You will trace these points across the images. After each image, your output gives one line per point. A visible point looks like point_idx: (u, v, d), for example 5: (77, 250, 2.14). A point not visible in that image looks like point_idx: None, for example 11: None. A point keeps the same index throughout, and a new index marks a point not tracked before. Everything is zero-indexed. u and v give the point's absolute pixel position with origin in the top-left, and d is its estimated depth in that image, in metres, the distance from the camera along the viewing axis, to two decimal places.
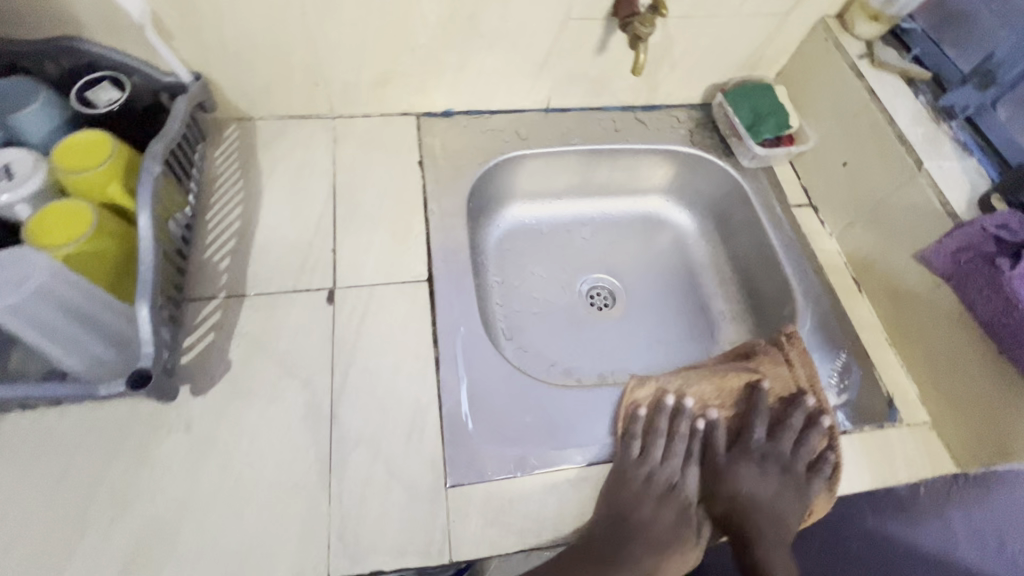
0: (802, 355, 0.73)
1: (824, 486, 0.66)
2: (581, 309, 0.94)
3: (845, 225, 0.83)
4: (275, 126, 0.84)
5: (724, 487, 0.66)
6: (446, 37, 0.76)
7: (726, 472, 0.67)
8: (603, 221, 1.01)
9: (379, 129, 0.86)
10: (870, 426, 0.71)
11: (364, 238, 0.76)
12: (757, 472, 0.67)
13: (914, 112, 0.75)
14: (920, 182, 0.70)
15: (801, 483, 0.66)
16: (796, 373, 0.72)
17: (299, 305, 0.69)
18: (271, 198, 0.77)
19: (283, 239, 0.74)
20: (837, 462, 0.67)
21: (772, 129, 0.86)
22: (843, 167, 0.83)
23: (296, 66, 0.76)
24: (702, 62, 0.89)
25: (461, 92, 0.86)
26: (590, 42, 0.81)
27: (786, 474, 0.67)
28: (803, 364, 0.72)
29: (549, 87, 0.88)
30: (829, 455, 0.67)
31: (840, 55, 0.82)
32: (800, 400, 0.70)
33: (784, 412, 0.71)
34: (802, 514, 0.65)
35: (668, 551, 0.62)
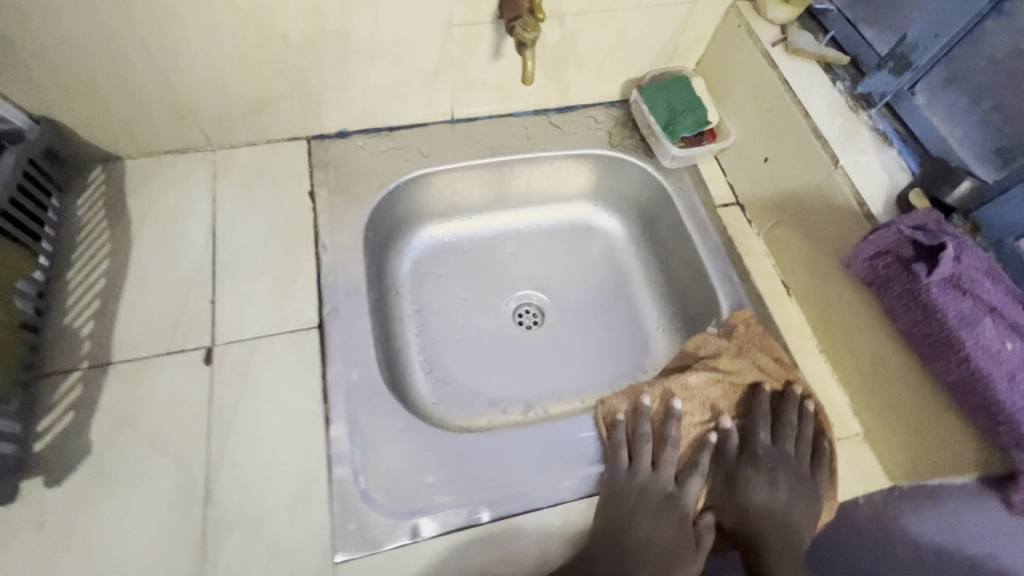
0: (763, 338, 0.70)
1: (827, 481, 0.63)
2: (507, 331, 0.89)
3: (771, 225, 0.78)
4: (147, 164, 0.76)
5: (737, 498, 0.63)
6: (317, 55, 0.69)
7: (738, 478, 0.64)
8: (528, 231, 0.95)
9: (266, 158, 0.79)
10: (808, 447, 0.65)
11: (248, 285, 0.69)
12: (767, 484, 0.63)
13: (831, 102, 0.70)
14: (836, 180, 0.65)
15: (806, 477, 0.63)
16: (764, 359, 0.69)
17: (171, 370, 0.63)
18: (142, 247, 0.70)
19: (154, 295, 0.67)
20: (831, 451, 0.65)
21: (689, 127, 0.80)
22: (764, 163, 0.77)
23: (153, 99, 0.69)
24: (612, 58, 0.82)
25: (351, 111, 0.79)
26: (482, 47, 0.74)
27: (796, 479, 0.63)
28: (764, 350, 0.70)
29: (448, 97, 0.81)
30: (823, 446, 0.65)
31: (753, 42, 0.76)
32: (788, 392, 0.67)
33: (779, 407, 0.67)
34: (815, 524, 0.62)
35: (670, 568, 0.59)
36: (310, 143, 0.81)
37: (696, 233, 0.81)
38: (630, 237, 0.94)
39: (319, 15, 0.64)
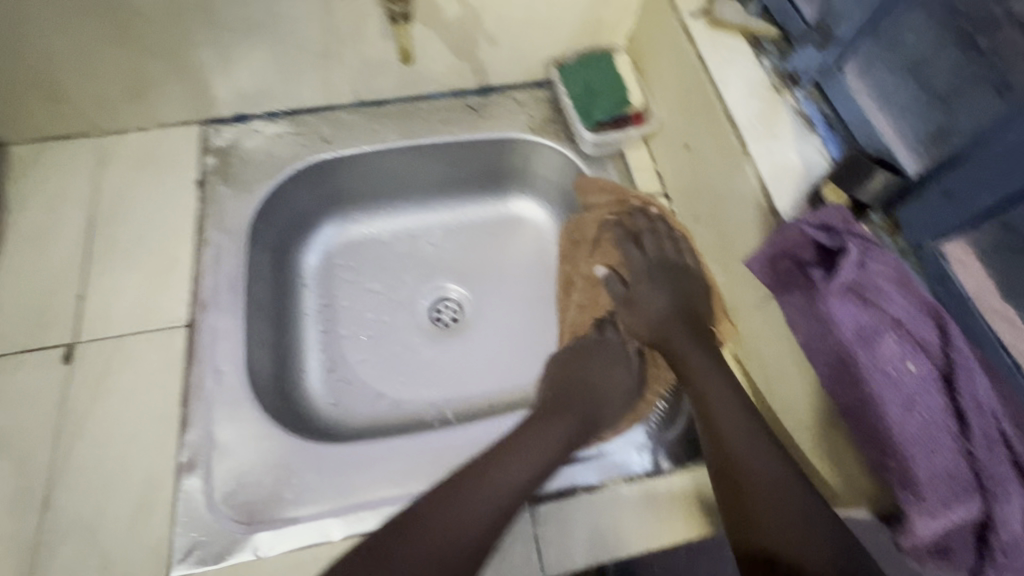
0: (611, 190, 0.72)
1: (687, 250, 0.69)
2: (421, 329, 0.84)
3: (693, 219, 0.71)
4: (30, 150, 0.73)
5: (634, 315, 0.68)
6: (186, 32, 0.64)
7: (631, 299, 0.68)
8: (452, 221, 0.89)
9: (157, 142, 0.75)
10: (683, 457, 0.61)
11: (120, 278, 0.66)
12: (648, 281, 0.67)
13: (750, 81, 0.62)
14: (746, 172, 0.58)
15: (675, 266, 0.68)
16: (605, 198, 0.72)
17: (27, 369, 0.60)
18: (16, 239, 0.68)
19: (21, 288, 0.65)
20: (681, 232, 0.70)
21: (607, 108, 0.74)
22: (685, 150, 0.70)
23: (18, 81, 0.65)
24: (526, 32, 0.75)
25: (242, 93, 0.74)
26: (370, 22, 0.68)
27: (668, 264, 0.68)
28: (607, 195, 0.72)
29: (348, 78, 0.75)
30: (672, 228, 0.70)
31: (674, 14, 0.67)
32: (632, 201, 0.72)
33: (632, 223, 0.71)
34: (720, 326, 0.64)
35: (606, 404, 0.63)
36: (205, 128, 0.77)
37: None
38: (558, 229, 0.88)
39: None
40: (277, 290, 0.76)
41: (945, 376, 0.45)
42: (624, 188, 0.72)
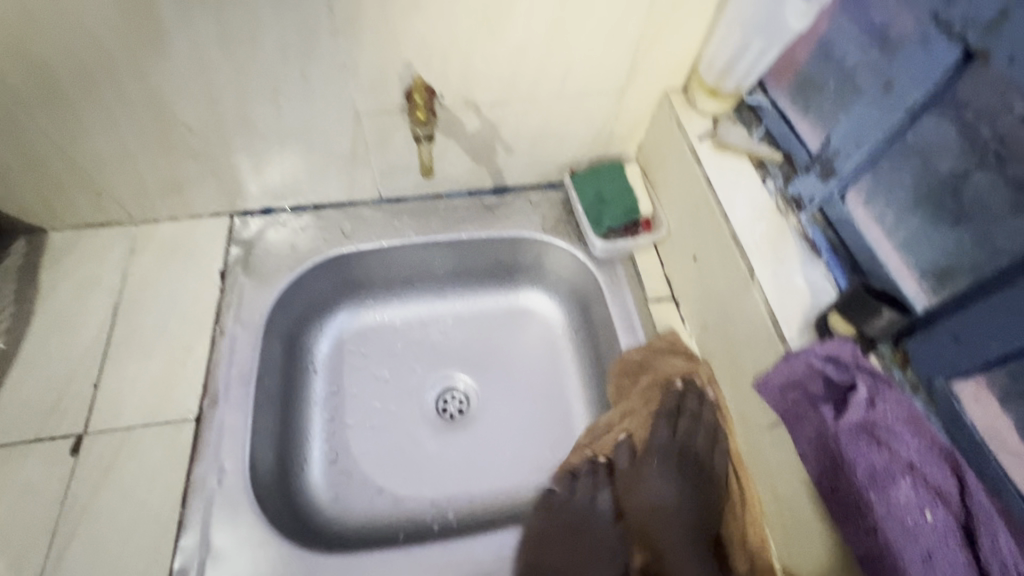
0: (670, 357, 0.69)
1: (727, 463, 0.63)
2: (426, 420, 0.83)
3: (701, 327, 0.72)
4: (69, 236, 0.77)
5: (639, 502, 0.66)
6: (225, 141, 0.69)
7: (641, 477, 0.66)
8: (464, 310, 0.90)
9: (188, 232, 0.79)
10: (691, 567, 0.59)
11: (136, 367, 0.68)
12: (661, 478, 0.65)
13: (755, 205, 0.64)
14: (753, 294, 0.59)
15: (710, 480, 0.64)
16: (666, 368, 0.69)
17: (34, 459, 0.61)
18: (42, 324, 0.70)
19: (41, 374, 0.66)
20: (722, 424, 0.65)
21: (618, 217, 0.76)
22: (693, 262, 0.71)
23: (67, 177, 0.70)
24: (543, 143, 0.79)
25: (271, 190, 0.78)
26: (397, 134, 0.72)
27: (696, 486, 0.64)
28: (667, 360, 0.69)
29: (371, 179, 0.80)
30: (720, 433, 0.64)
31: (682, 134, 0.71)
32: (672, 385, 0.68)
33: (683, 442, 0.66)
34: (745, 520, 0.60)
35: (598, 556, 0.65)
36: (233, 219, 0.81)
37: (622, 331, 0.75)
38: (567, 323, 0.89)
39: (217, 105, 0.63)
40: (286, 379, 0.77)
41: (966, 529, 0.43)
42: (655, 364, 0.70)
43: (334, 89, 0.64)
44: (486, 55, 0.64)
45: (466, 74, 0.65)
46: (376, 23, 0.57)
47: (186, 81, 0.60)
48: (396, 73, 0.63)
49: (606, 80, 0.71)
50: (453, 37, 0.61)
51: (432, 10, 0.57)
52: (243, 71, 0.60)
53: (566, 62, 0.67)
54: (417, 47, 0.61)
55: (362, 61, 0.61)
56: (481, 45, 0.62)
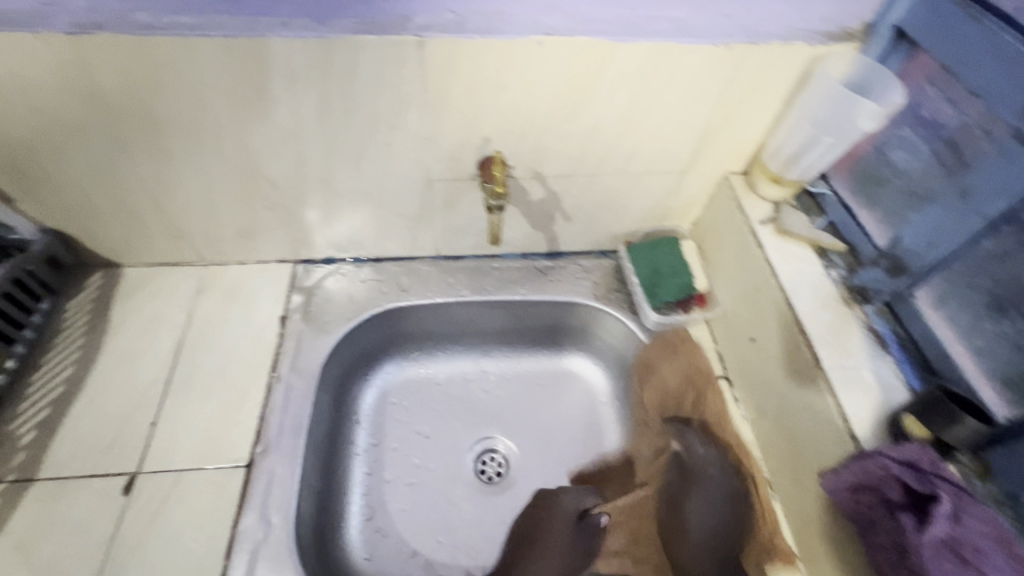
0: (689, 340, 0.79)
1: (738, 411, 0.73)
2: (465, 482, 0.81)
3: (756, 410, 0.70)
4: (142, 273, 0.81)
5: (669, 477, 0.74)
6: (303, 196, 0.72)
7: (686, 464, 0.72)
8: (508, 370, 0.90)
9: (253, 277, 0.82)
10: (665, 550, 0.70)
11: (193, 409, 0.69)
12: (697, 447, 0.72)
13: (819, 293, 0.64)
14: (819, 386, 0.58)
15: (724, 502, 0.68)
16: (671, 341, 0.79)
17: (87, 496, 0.61)
18: (108, 358, 0.72)
19: (102, 408, 0.68)
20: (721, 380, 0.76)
21: (673, 292, 0.77)
22: (750, 343, 0.71)
23: (152, 221, 0.74)
24: (601, 214, 0.81)
25: (337, 242, 0.81)
26: (464, 199, 0.75)
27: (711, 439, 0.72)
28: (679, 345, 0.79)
29: (432, 237, 0.82)
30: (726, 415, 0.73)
31: (743, 217, 0.72)
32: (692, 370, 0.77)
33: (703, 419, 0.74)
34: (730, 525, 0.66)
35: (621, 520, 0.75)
36: (296, 266, 0.84)
37: None
38: (612, 391, 0.87)
39: (303, 166, 0.67)
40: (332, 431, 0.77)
41: None
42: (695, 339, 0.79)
43: (413, 157, 0.68)
44: (560, 134, 0.67)
45: (538, 150, 0.69)
46: (462, 103, 0.61)
47: (280, 143, 0.64)
48: (473, 145, 0.67)
49: (670, 161, 0.73)
50: (532, 117, 0.64)
51: (516, 93, 0.61)
52: (334, 137, 0.64)
53: (634, 143, 0.70)
54: (496, 124, 0.64)
55: (444, 134, 0.65)
56: (557, 125, 0.65)
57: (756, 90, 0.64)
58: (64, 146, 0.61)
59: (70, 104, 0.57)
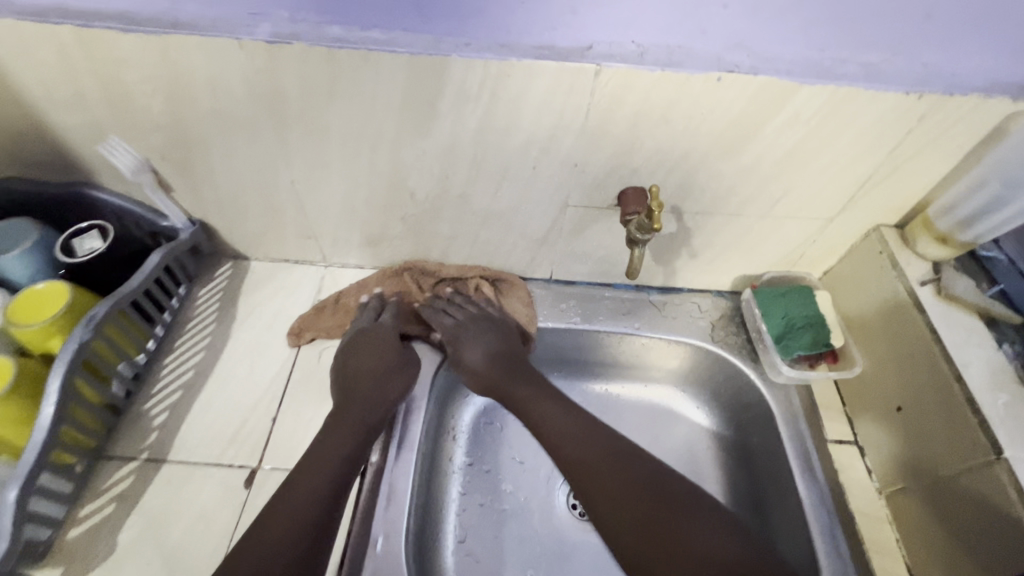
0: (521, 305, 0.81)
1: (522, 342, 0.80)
2: (558, 514, 0.77)
3: (899, 487, 0.64)
4: (268, 268, 0.84)
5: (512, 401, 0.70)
6: (436, 209, 0.73)
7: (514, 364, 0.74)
8: (603, 402, 0.86)
9: (369, 282, 0.83)
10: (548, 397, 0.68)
11: (310, 409, 0.70)
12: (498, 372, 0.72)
13: (993, 369, 0.58)
14: (998, 475, 0.52)
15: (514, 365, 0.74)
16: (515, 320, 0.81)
17: (213, 484, 0.63)
18: (234, 348, 0.75)
19: (228, 397, 0.70)
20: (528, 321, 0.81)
21: (806, 345, 0.73)
22: (897, 413, 0.65)
23: (289, 220, 0.76)
24: (728, 255, 0.78)
25: (455, 256, 0.81)
26: (593, 226, 0.74)
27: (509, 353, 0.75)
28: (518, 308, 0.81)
29: (549, 261, 0.81)
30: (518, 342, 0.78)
31: (896, 274, 0.67)
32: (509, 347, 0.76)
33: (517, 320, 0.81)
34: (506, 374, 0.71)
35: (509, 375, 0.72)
36: None
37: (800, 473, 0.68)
38: None
39: (446, 180, 0.68)
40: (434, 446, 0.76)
41: None
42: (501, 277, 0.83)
43: (555, 180, 0.67)
44: (711, 170, 0.64)
45: (684, 185, 0.66)
46: (620, 132, 0.60)
47: (430, 157, 0.64)
48: (620, 175, 0.65)
49: (819, 208, 0.69)
50: (688, 152, 0.62)
51: (679, 126, 0.59)
52: (484, 155, 0.64)
53: (786, 187, 0.66)
54: (649, 156, 0.63)
55: (594, 161, 0.64)
56: (711, 161, 0.63)
57: (938, 143, 0.60)
58: (231, 144, 0.64)
59: (248, 107, 0.59)
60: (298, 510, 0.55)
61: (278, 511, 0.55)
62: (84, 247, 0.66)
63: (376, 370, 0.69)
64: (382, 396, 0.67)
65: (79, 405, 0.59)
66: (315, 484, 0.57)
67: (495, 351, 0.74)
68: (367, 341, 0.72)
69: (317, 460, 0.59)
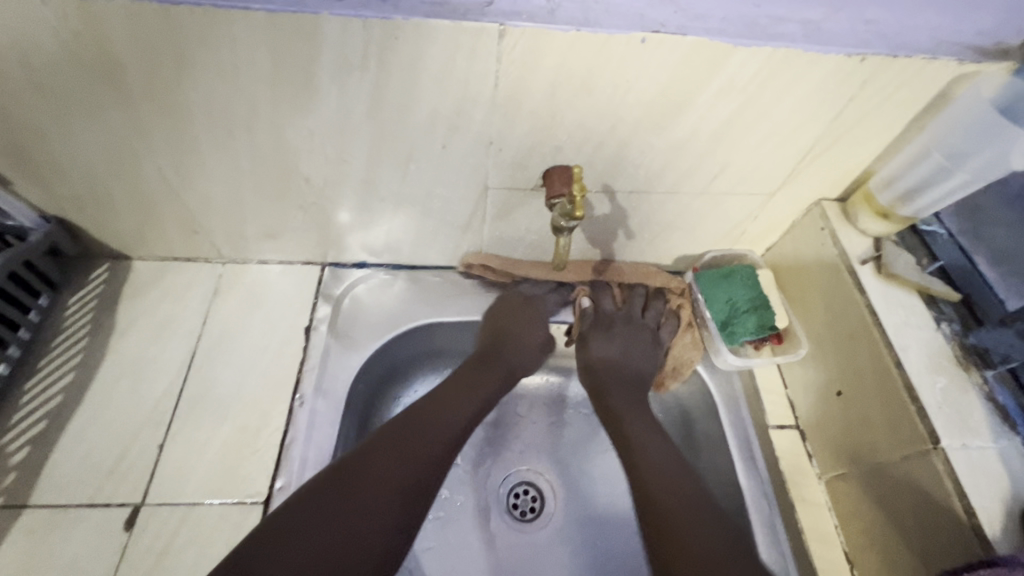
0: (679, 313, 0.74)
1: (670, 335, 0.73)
2: (497, 516, 0.75)
3: (836, 473, 0.62)
4: (153, 268, 0.73)
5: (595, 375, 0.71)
6: (340, 197, 0.64)
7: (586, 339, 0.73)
8: (546, 394, 0.82)
9: (275, 279, 0.74)
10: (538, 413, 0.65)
11: (206, 431, 0.62)
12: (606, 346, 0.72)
13: (931, 352, 0.56)
14: (933, 465, 0.50)
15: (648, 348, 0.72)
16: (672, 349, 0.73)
17: (86, 528, 0.54)
18: (114, 365, 0.64)
19: (105, 424, 0.61)
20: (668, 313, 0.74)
21: (752, 330, 0.68)
22: (837, 397, 0.63)
23: (167, 213, 0.65)
24: (667, 235, 0.73)
25: (371, 246, 0.72)
26: (520, 209, 0.66)
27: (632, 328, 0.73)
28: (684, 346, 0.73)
29: (477, 247, 0.74)
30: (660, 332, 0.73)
31: (837, 252, 0.64)
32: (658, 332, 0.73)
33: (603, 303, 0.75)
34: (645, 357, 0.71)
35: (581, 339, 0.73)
36: (325, 269, 0.75)
37: (741, 463, 0.65)
38: None
39: (344, 164, 0.59)
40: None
41: None
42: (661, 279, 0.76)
43: (471, 160, 0.59)
44: (642, 146, 0.58)
45: (614, 162, 0.59)
46: (537, 104, 0.52)
47: (321, 138, 0.55)
48: (543, 152, 0.58)
49: (759, 183, 0.64)
50: (615, 126, 0.55)
51: (603, 97, 0.52)
52: (384, 134, 0.55)
53: (723, 162, 0.61)
54: (573, 130, 0.55)
55: (511, 138, 0.56)
56: (642, 135, 0.56)
57: (879, 110, 0.55)
58: (72, 126, 0.53)
59: (80, 80, 0.48)
60: (322, 534, 0.50)
61: (313, 531, 0.50)
62: None
63: (462, 391, 0.65)
64: (450, 408, 0.63)
65: None
66: (366, 510, 0.52)
67: (628, 364, 0.71)
68: (510, 306, 0.73)
69: (369, 479, 0.54)
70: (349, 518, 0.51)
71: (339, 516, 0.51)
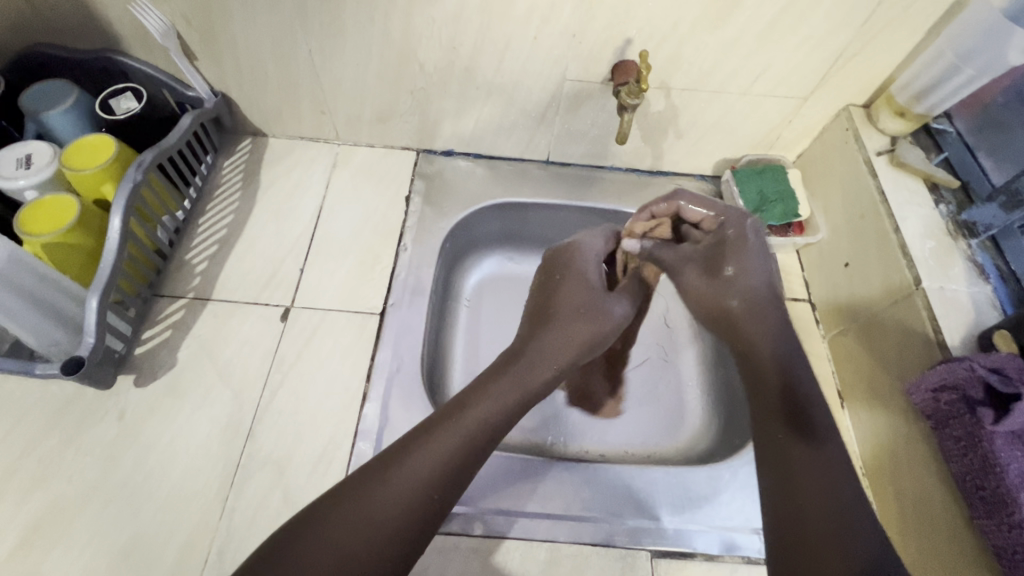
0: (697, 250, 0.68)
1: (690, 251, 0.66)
2: None
3: (839, 331, 0.75)
4: (285, 144, 0.90)
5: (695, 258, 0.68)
6: (444, 83, 0.78)
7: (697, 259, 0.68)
8: None
9: (379, 159, 0.90)
10: (689, 505, 0.65)
11: (333, 264, 0.79)
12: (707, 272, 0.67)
13: (928, 222, 0.68)
14: (914, 301, 0.63)
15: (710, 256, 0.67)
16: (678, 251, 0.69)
17: (254, 318, 0.73)
18: (263, 213, 0.83)
19: (259, 252, 0.79)
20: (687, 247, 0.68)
21: (777, 217, 0.81)
22: (844, 268, 0.75)
23: (305, 94, 0.82)
24: (709, 137, 0.85)
25: (460, 134, 0.87)
26: (590, 102, 0.80)
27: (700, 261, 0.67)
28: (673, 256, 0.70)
29: (547, 140, 0.88)
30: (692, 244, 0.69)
31: (858, 147, 0.75)
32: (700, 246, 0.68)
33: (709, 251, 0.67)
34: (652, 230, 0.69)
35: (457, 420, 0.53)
36: (419, 155, 0.91)
37: None
38: None
39: (454, 52, 0.73)
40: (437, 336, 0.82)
41: None
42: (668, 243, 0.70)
43: (555, 51, 0.72)
44: (697, 45, 0.70)
45: (672, 59, 0.72)
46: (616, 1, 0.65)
47: (440, 25, 0.69)
48: (614, 48, 0.71)
49: (797, 87, 0.75)
50: (676, 23, 0.67)
51: None
52: (490, 25, 0.69)
53: (765, 63, 0.72)
54: (642, 26, 0.68)
55: (590, 32, 0.69)
56: (698, 34, 0.68)
57: (904, 15, 0.65)
58: (253, 10, 0.68)
59: None
60: (370, 523, 0.46)
61: (339, 529, 0.46)
62: (122, 106, 0.72)
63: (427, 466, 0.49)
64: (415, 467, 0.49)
65: (134, 243, 0.67)
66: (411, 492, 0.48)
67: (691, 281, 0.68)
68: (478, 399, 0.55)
69: (326, 538, 0.45)
70: (396, 518, 0.47)
71: (371, 518, 0.47)
